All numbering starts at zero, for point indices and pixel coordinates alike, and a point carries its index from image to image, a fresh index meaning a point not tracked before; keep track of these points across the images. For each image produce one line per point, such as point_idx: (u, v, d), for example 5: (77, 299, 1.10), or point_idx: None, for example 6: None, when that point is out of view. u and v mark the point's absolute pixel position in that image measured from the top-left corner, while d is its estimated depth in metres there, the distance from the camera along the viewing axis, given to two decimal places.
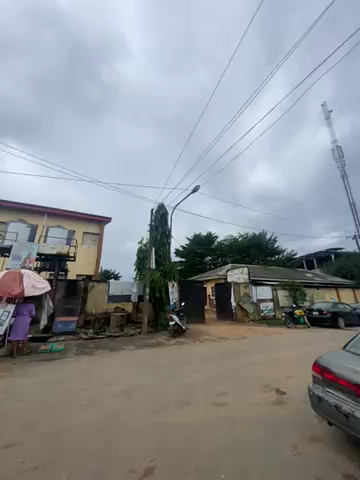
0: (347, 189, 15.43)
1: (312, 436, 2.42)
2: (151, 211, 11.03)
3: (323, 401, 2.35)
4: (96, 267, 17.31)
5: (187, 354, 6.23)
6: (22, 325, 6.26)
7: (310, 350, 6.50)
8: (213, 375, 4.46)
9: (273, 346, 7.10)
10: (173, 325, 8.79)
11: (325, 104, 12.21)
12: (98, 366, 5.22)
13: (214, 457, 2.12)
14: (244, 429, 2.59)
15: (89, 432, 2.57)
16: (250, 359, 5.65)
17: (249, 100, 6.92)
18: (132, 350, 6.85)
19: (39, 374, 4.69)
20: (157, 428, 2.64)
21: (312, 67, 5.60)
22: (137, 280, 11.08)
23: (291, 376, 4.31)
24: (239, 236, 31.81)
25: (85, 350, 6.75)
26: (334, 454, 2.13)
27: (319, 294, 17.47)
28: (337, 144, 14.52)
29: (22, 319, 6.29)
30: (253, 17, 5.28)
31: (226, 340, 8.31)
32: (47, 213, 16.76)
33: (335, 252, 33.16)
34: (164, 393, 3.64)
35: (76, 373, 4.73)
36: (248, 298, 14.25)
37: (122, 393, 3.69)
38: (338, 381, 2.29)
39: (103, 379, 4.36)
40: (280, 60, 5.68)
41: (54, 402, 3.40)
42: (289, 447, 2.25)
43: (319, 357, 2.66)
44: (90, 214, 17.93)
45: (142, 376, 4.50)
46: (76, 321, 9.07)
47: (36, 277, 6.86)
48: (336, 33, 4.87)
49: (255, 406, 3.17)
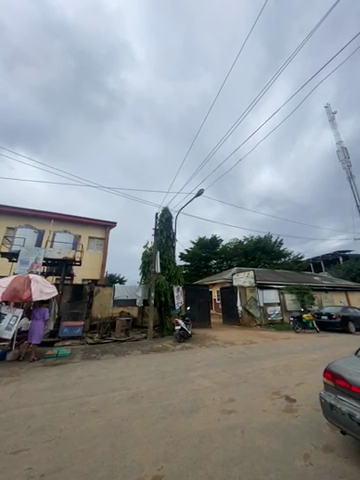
0: (354, 190, 15.22)
1: (326, 446, 2.32)
2: (156, 214, 11.03)
3: (335, 408, 2.26)
4: (102, 271, 17.44)
5: (194, 360, 6.11)
6: (37, 331, 6.29)
7: (320, 356, 6.32)
8: (220, 382, 4.37)
9: (281, 352, 6.93)
10: (179, 330, 8.69)
11: (329, 105, 12.18)
12: (103, 371, 5.18)
13: (223, 467, 2.05)
14: (253, 438, 2.50)
15: (95, 439, 2.53)
16: (258, 365, 5.54)
17: (251, 103, 6.92)
18: (138, 355, 6.80)
19: (45, 379, 4.69)
20: (163, 435, 2.58)
21: (316, 69, 5.57)
22: (142, 284, 11.00)
23: (300, 383, 4.19)
24: (245, 239, 31.59)
25: (91, 355, 6.74)
26: (348, 465, 2.04)
27: (328, 298, 17.07)
28: (342, 146, 14.38)
29: (35, 324, 6.29)
30: (254, 24, 5.36)
31: (233, 345, 8.16)
32: (53, 219, 17.04)
33: (343, 255, 32.63)
34: (170, 400, 3.58)
35: (82, 379, 4.70)
36: (254, 302, 14.01)
37: (127, 399, 3.63)
38: (351, 388, 2.20)
39: (109, 384, 4.32)
40: (282, 64, 5.70)
41: (60, 408, 3.38)
42: (301, 457, 2.17)
43: (330, 364, 2.58)
44: (95, 218, 18.14)
45: (148, 382, 4.45)
46: (82, 325, 9.10)
47: (44, 282, 6.92)
48: (339, 36, 4.86)
49: (264, 413, 3.07)
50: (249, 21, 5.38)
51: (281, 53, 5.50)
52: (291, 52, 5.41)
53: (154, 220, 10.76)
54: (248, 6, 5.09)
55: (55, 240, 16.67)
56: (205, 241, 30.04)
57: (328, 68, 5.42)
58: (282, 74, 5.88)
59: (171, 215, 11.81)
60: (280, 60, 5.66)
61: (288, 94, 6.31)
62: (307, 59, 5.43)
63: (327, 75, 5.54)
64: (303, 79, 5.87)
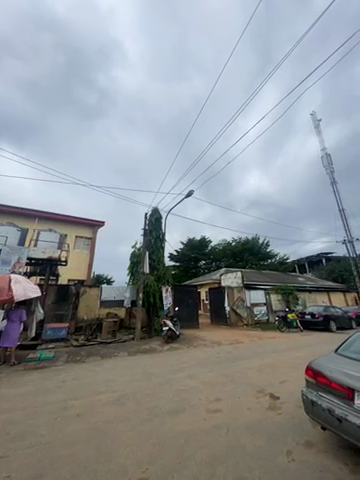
0: (336, 194, 15.98)
1: (307, 442, 2.40)
2: (145, 214, 10.94)
3: (316, 404, 2.34)
4: (89, 271, 17.08)
5: (181, 360, 6.12)
6: (11, 333, 6.02)
7: (303, 354, 6.54)
8: (206, 382, 4.40)
9: (267, 351, 7.08)
10: (167, 332, 8.66)
11: (314, 112, 12.69)
12: (89, 373, 5.07)
13: (208, 466, 2.06)
14: (239, 436, 2.53)
15: (79, 443, 2.47)
16: (244, 364, 5.63)
17: (242, 107, 7.10)
18: (125, 356, 6.70)
19: (27, 384, 4.51)
20: (149, 437, 2.56)
21: (302, 77, 5.81)
22: (130, 284, 11.06)
23: (284, 381, 4.31)
24: (233, 240, 32.15)
25: (76, 357, 6.57)
26: (328, 459, 2.12)
27: (312, 298, 17.73)
28: (326, 152, 15.08)
29: (11, 325, 6.03)
30: (245, 29, 5.48)
31: (220, 345, 8.24)
32: (38, 216, 16.40)
33: (326, 256, 34.11)
34: (157, 401, 3.55)
35: (66, 382, 4.56)
36: (242, 302, 14.27)
37: (113, 402, 3.57)
38: (330, 384, 2.30)
39: (94, 387, 4.23)
40: (270, 72, 5.91)
41: (42, 412, 3.26)
42: (283, 453, 2.23)
43: (312, 361, 2.68)
44: (82, 217, 17.68)
45: (134, 383, 4.40)
46: (67, 328, 8.93)
47: (26, 282, 6.66)
48: (325, 46, 5.10)
49: (249, 411, 3.13)
50: (239, 27, 5.50)
51: (270, 59, 5.67)
52: (280, 58, 5.58)
53: (143, 220, 10.67)
54: (239, 12, 5.20)
55: (39, 240, 16.04)
56: (194, 242, 30.28)
57: (314, 75, 5.63)
58: (271, 80, 6.07)
59: (161, 215, 11.78)
60: (268, 67, 5.85)
61: (277, 98, 6.53)
62: (295, 66, 5.62)
63: (314, 81, 5.76)
64: (290, 86, 6.11)
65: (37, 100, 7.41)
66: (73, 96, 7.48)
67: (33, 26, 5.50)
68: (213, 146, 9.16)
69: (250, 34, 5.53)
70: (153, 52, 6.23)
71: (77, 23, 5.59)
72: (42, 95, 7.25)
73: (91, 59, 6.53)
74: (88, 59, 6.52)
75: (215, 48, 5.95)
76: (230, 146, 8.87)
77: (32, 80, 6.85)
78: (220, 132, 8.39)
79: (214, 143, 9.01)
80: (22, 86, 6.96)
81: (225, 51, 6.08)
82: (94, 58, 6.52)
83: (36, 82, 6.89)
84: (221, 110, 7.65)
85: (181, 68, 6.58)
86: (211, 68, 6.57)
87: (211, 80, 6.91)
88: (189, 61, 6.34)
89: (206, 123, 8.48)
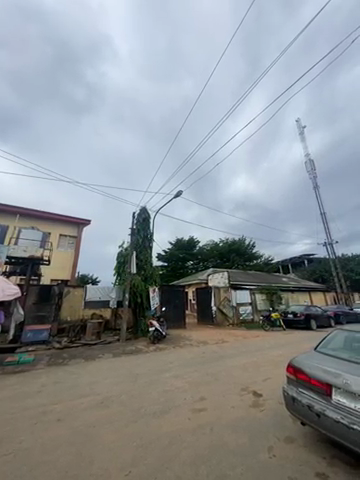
0: (318, 199, 16.74)
1: (287, 437, 2.49)
2: (133, 214, 10.71)
3: (296, 401, 2.43)
4: (73, 271, 16.59)
5: (167, 361, 6.09)
6: None
7: (285, 352, 6.73)
8: (192, 382, 4.41)
9: (251, 350, 7.23)
10: (153, 332, 8.58)
11: (299, 120, 13.21)
12: (71, 377, 4.89)
13: (191, 466, 2.07)
14: (223, 435, 2.57)
15: (59, 448, 2.38)
16: (229, 363, 5.71)
17: (231, 110, 7.21)
18: (109, 358, 6.57)
19: (4, 388, 4.28)
20: (133, 439, 2.52)
21: (287, 84, 6.00)
22: (117, 285, 10.85)
23: (266, 379, 4.42)
24: (221, 241, 32.62)
25: (58, 360, 6.32)
26: (307, 454, 2.20)
27: (294, 297, 18.39)
28: (309, 158, 15.74)
29: None
30: (235, 32, 5.54)
31: (206, 344, 8.31)
32: (19, 213, 15.65)
33: (308, 258, 35.52)
34: (141, 402, 3.52)
35: (46, 386, 4.38)
36: (228, 302, 14.55)
37: (97, 404, 3.48)
38: (310, 381, 2.39)
39: (77, 391, 4.09)
40: (258, 77, 6.06)
41: (20, 418, 3.11)
42: (265, 449, 2.29)
43: (293, 358, 2.77)
44: (68, 215, 17.17)
45: (119, 385, 4.31)
46: (49, 329, 8.66)
47: (5, 282, 6.35)
48: (311, 54, 5.28)
49: (233, 410, 3.18)
50: (229, 31, 5.58)
51: (258, 65, 5.81)
52: (268, 64, 5.73)
53: (131, 220, 10.50)
54: (230, 16, 5.27)
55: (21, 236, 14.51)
56: (183, 242, 30.36)
57: (300, 83, 5.83)
58: (259, 85, 6.22)
59: (149, 215, 11.69)
60: (256, 73, 5.99)
61: (264, 103, 6.71)
62: (282, 73, 5.80)
63: (299, 89, 5.97)
64: (277, 92, 6.28)
65: (21, 92, 7.07)
66: (60, 92, 7.21)
67: (19, 16, 5.29)
68: (201, 147, 9.24)
69: (240, 38, 5.60)
70: (145, 52, 6.21)
71: (73, 19, 5.50)
72: (28, 87, 6.94)
73: (80, 55, 6.34)
74: (78, 55, 6.32)
75: (206, 49, 5.99)
76: (218, 148, 8.97)
77: (18, 71, 6.52)
78: (209, 134, 8.46)
79: (203, 144, 9.07)
80: (6, 76, 6.59)
81: (215, 53, 6.12)
82: (83, 54, 6.34)
83: (21, 73, 6.57)
84: (210, 111, 7.73)
85: (173, 67, 6.50)
86: (202, 70, 6.60)
87: (201, 81, 6.95)
88: (180, 61, 6.29)
89: (196, 124, 8.52)
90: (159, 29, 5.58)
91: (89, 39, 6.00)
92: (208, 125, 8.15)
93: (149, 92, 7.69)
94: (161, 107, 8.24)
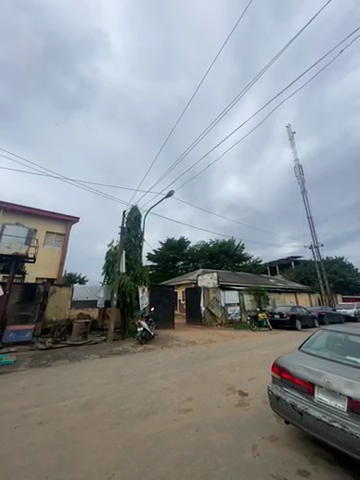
0: (305, 203, 17.27)
1: (271, 436, 2.53)
2: (123, 214, 10.54)
3: (280, 400, 2.47)
4: (59, 271, 16.13)
5: (154, 361, 6.06)
6: None
7: (270, 352, 6.90)
8: (179, 382, 4.40)
9: (238, 349, 7.34)
10: (141, 332, 8.50)
11: (289, 126, 13.57)
12: (55, 379, 4.74)
13: (176, 467, 2.06)
14: (208, 434, 2.58)
15: (40, 452, 2.30)
16: (216, 363, 5.77)
17: (223, 112, 7.29)
18: (95, 359, 6.43)
19: None
20: (118, 441, 2.48)
21: (278, 90, 6.16)
22: (105, 284, 10.69)
23: (252, 378, 4.49)
24: (211, 242, 32.90)
25: (42, 362, 6.11)
26: (290, 452, 2.25)
27: (281, 298, 18.89)
28: (298, 163, 16.23)
29: None
30: (229, 36, 5.60)
31: (194, 344, 8.35)
32: (3, 209, 14.96)
33: (295, 260, 36.58)
34: (127, 404, 3.47)
35: (28, 388, 4.21)
36: (216, 303, 14.74)
37: (81, 407, 3.39)
38: (294, 380, 2.45)
39: (60, 393, 3.96)
40: (251, 81, 6.14)
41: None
42: (249, 449, 2.31)
43: (278, 358, 2.82)
44: (56, 212, 16.70)
45: (104, 387, 4.23)
46: (33, 329, 8.29)
47: None
48: (301, 62, 5.43)
49: (219, 409, 3.20)
50: (223, 35, 5.67)
51: (251, 70, 5.91)
52: (260, 70, 5.84)
53: (121, 218, 10.35)
54: (224, 20, 5.34)
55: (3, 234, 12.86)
56: (173, 242, 30.35)
57: (290, 90, 6.00)
58: (251, 90, 6.33)
59: (140, 214, 11.58)
60: (249, 76, 6.07)
61: (255, 108, 6.84)
62: (273, 79, 5.94)
63: (289, 95, 6.13)
64: (268, 98, 6.43)
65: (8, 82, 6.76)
66: (51, 84, 6.98)
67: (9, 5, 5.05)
68: (194, 148, 9.27)
69: (233, 43, 5.68)
70: (140, 51, 6.18)
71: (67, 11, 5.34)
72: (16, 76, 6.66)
73: (73, 51, 6.17)
74: (70, 49, 6.08)
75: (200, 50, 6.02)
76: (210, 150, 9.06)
77: (5, 61, 6.25)
78: (201, 135, 8.51)
79: (195, 145, 9.11)
80: None
81: (209, 55, 6.17)
82: (76, 50, 6.17)
83: (9, 62, 6.30)
84: (203, 113, 7.75)
85: (167, 67, 6.47)
86: (195, 71, 6.60)
87: (194, 82, 6.96)
88: (175, 61, 6.24)
89: (188, 125, 8.54)
90: (154, 27, 5.55)
91: (83, 35, 5.84)
92: (201, 126, 8.19)
93: (143, 91, 7.62)
94: (154, 106, 8.17)
